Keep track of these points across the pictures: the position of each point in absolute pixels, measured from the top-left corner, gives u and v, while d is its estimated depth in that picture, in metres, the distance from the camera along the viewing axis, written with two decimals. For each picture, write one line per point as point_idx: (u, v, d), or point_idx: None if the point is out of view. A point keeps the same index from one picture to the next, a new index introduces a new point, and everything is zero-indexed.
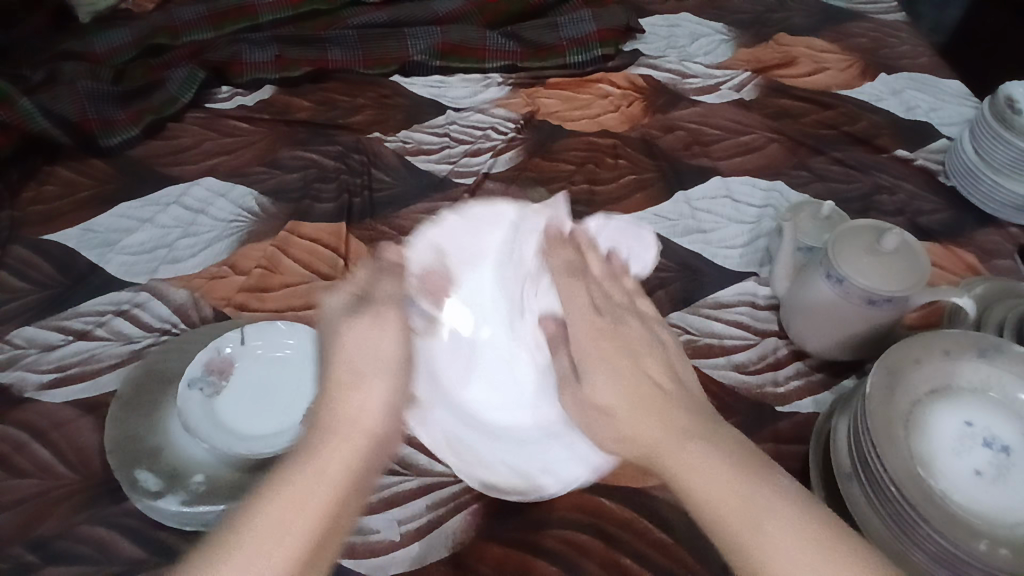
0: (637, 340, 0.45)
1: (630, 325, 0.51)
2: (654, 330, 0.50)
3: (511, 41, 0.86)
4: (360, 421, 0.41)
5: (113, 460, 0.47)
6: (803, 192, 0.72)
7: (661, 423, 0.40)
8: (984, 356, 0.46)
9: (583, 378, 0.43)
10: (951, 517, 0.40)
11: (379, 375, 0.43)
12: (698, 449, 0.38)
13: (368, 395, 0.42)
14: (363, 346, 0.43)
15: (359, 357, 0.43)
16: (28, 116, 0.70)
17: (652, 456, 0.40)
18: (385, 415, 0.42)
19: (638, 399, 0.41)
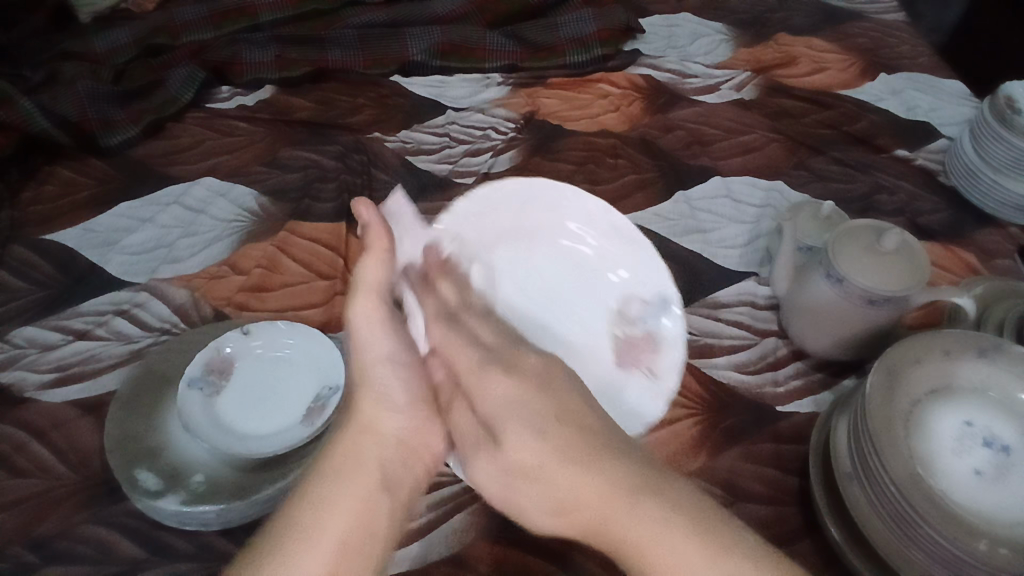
0: (560, 375, 0.51)
1: (639, 287, 0.55)
2: (657, 286, 0.55)
3: (511, 41, 0.85)
4: (373, 423, 0.50)
5: (113, 459, 0.47)
6: (803, 192, 0.72)
7: (603, 482, 0.43)
8: (985, 356, 0.46)
9: (499, 441, 0.48)
10: (952, 516, 0.39)
11: (383, 372, 0.52)
12: (644, 507, 0.41)
13: (379, 389, 0.52)
14: (360, 343, 0.52)
15: (366, 351, 0.52)
16: (28, 115, 0.70)
17: (590, 519, 0.43)
18: (390, 415, 0.51)
19: (563, 459, 0.46)
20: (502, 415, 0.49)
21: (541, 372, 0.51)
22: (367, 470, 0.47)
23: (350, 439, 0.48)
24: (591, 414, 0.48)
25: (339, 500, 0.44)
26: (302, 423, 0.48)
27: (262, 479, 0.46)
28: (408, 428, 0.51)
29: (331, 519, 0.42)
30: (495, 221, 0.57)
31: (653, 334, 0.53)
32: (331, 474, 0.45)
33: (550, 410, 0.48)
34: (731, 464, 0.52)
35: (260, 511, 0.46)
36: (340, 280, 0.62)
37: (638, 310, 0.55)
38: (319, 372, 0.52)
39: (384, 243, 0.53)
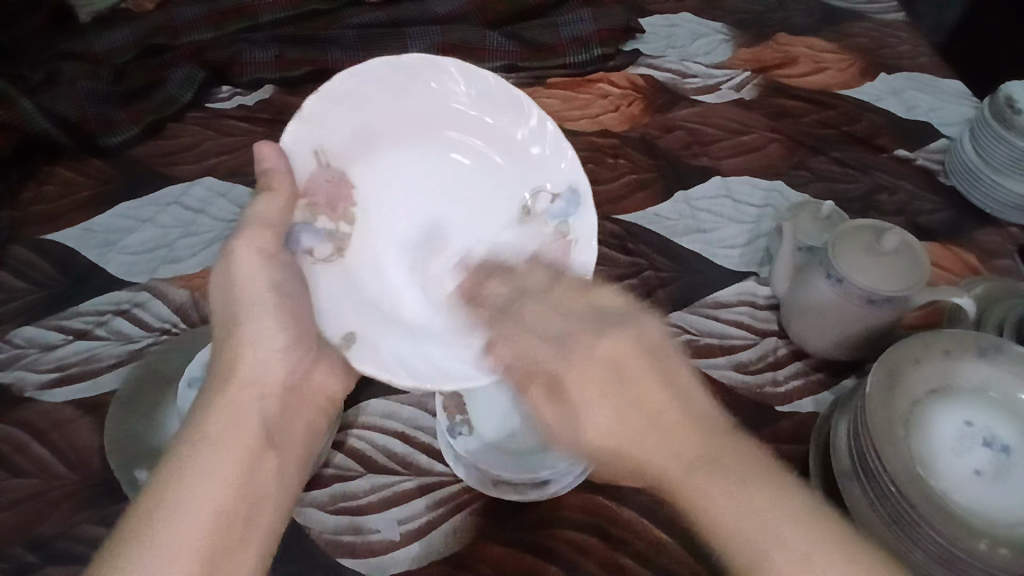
0: (626, 338, 0.41)
1: (546, 180, 0.50)
2: (569, 179, 0.50)
3: (511, 41, 0.85)
4: (252, 376, 0.44)
5: (112, 459, 0.49)
6: (802, 192, 0.72)
7: (670, 450, 0.36)
8: (985, 356, 0.46)
9: (557, 371, 0.41)
10: (952, 516, 0.39)
11: (262, 316, 0.45)
12: (712, 482, 0.34)
13: (258, 339, 0.45)
14: (239, 284, 0.45)
15: (249, 287, 0.45)
16: (28, 116, 0.70)
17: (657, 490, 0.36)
18: (267, 358, 0.45)
19: (638, 421, 0.38)
20: (580, 400, 0.40)
21: (570, 330, 0.42)
22: (245, 423, 0.41)
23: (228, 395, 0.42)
24: (670, 385, 0.39)
25: (210, 463, 0.37)
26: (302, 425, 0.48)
27: None
28: (293, 373, 0.46)
29: (203, 494, 0.36)
30: (367, 108, 0.46)
31: (562, 231, 0.50)
32: (201, 436, 0.38)
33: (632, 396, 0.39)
34: None
35: None
36: None
37: (546, 207, 0.50)
38: None
39: (285, 191, 0.44)
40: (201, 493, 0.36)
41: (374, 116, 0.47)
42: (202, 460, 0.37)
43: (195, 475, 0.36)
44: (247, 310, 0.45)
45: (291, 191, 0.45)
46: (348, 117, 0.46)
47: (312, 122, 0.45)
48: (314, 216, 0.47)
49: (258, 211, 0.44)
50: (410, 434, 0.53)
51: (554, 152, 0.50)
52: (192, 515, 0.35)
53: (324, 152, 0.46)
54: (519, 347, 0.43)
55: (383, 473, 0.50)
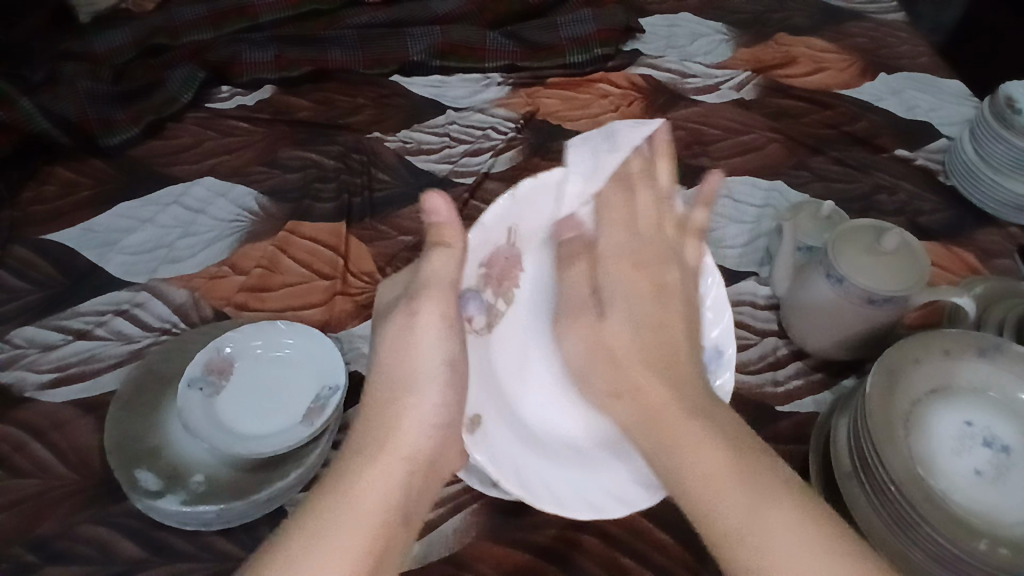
0: (675, 306, 0.50)
1: (702, 332, 0.51)
2: (719, 336, 0.50)
3: (511, 41, 0.85)
4: (408, 446, 0.44)
5: (112, 459, 0.47)
6: (803, 192, 0.72)
7: (703, 435, 0.41)
8: (985, 356, 0.46)
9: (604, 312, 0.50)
10: (951, 515, 0.39)
11: (429, 386, 0.47)
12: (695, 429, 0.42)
13: (418, 406, 0.46)
14: (407, 350, 0.48)
15: (425, 360, 0.47)
16: (28, 116, 0.70)
17: (652, 419, 0.44)
18: (422, 432, 0.45)
19: (646, 363, 0.47)
20: (617, 288, 0.51)
21: (667, 282, 0.51)
22: (408, 449, 0.44)
23: (398, 438, 0.44)
24: (672, 307, 0.50)
25: (376, 482, 0.41)
26: (302, 423, 0.48)
27: (261, 479, 0.47)
28: (441, 451, 0.45)
29: (365, 502, 0.40)
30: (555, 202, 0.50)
31: None
32: (369, 458, 0.42)
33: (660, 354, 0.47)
34: None
35: (260, 510, 0.46)
36: (340, 279, 0.62)
37: None
38: (318, 372, 0.51)
39: (457, 244, 0.46)
40: (362, 513, 0.39)
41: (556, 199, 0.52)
42: (359, 480, 0.40)
43: (350, 482, 0.40)
44: (406, 384, 0.47)
45: (463, 246, 0.46)
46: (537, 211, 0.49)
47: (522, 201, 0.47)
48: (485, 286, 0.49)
49: (436, 266, 0.46)
50: None
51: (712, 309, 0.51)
52: (353, 516, 0.38)
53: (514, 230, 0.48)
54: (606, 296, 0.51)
55: None
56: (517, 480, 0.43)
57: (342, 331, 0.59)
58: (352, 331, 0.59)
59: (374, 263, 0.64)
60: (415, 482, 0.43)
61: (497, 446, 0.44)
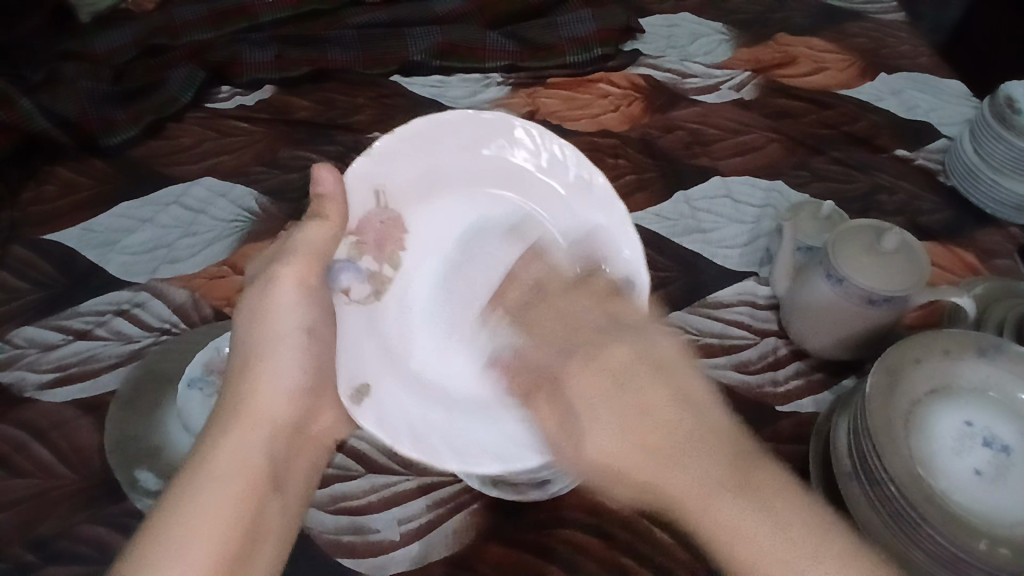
0: (647, 371, 0.50)
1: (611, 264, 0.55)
2: (631, 268, 0.54)
3: (511, 41, 0.85)
4: (264, 415, 0.46)
5: (112, 460, 0.50)
6: (802, 192, 0.72)
7: (687, 472, 0.43)
8: (985, 356, 0.46)
9: (565, 373, 0.51)
10: (952, 515, 0.39)
11: (283, 349, 0.50)
12: (694, 469, 0.43)
13: (271, 373, 0.49)
14: (269, 318, 0.51)
15: (279, 324, 0.50)
16: (28, 116, 0.70)
17: (658, 446, 0.45)
18: (277, 397, 0.48)
19: (646, 451, 0.45)
20: (592, 402, 0.50)
21: (620, 369, 0.50)
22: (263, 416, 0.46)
23: (251, 410, 0.46)
24: (689, 412, 0.47)
25: (238, 448, 0.43)
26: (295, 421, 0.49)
27: None
28: (298, 416, 0.48)
29: (229, 464, 0.41)
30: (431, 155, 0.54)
31: (612, 317, 0.53)
32: (224, 428, 0.44)
33: (688, 399, 0.48)
34: None
35: None
36: None
37: (593, 288, 0.54)
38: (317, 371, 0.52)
39: (335, 217, 0.50)
40: (225, 474, 0.40)
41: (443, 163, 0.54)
42: (219, 448, 0.42)
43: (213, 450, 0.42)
44: (261, 353, 0.50)
45: (340, 219, 0.50)
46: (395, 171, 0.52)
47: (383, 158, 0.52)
48: (359, 255, 0.53)
49: (308, 238, 0.50)
50: None
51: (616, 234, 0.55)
52: (217, 478, 0.40)
53: (380, 190, 0.52)
54: (558, 393, 0.50)
55: (383, 473, 0.50)
56: (412, 439, 0.47)
57: None
58: None
59: None
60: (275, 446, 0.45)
61: (384, 406, 0.49)
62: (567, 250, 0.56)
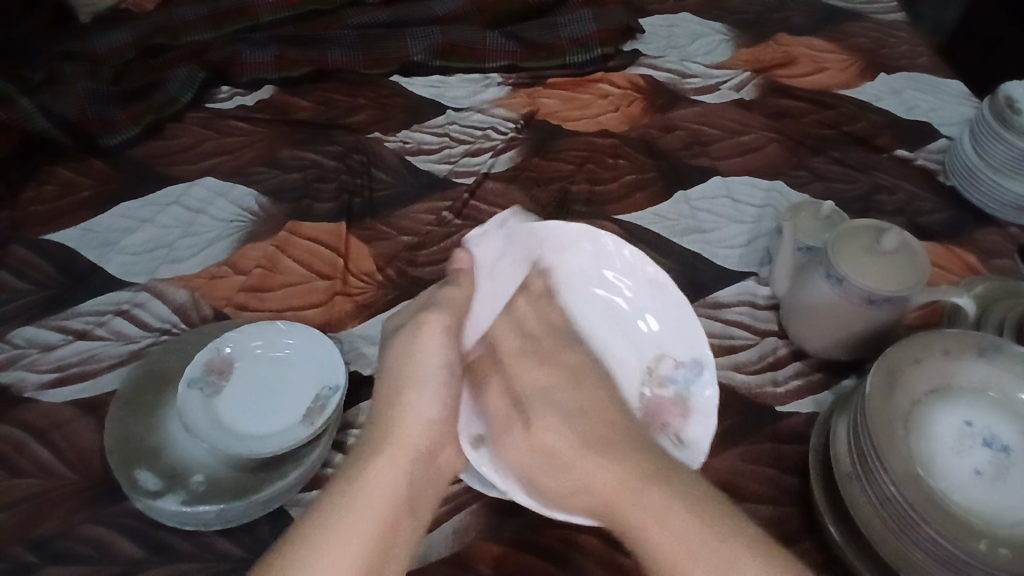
0: (592, 374, 0.56)
1: (672, 347, 0.52)
2: (692, 346, 0.51)
3: (511, 41, 0.85)
4: (408, 440, 0.48)
5: (112, 459, 0.47)
6: (803, 192, 0.72)
7: (616, 469, 0.47)
8: (984, 356, 0.46)
9: (529, 423, 0.53)
10: (951, 516, 0.39)
11: (427, 387, 0.50)
12: (655, 496, 0.44)
13: (417, 404, 0.50)
14: (414, 353, 0.51)
15: (425, 363, 0.51)
16: (27, 116, 0.70)
17: (607, 506, 0.45)
18: (424, 426, 0.49)
19: (587, 446, 0.51)
20: (533, 398, 0.55)
21: (576, 370, 0.56)
22: (408, 448, 0.47)
23: (381, 469, 0.45)
24: (614, 407, 0.53)
25: (363, 515, 0.41)
26: (301, 422, 0.48)
27: (260, 479, 0.47)
28: (436, 442, 0.48)
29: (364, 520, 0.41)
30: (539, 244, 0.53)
31: (681, 396, 0.51)
32: (373, 455, 0.46)
33: (606, 415, 0.53)
34: (730, 464, 0.52)
35: (260, 510, 0.47)
36: (340, 279, 0.62)
37: (668, 368, 0.53)
38: (319, 372, 0.52)
39: (467, 283, 0.53)
40: (353, 537, 0.40)
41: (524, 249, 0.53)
42: (344, 518, 0.41)
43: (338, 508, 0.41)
44: (411, 380, 0.50)
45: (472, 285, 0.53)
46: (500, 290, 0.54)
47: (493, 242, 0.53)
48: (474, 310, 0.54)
49: (444, 297, 0.52)
50: None
51: (675, 316, 0.53)
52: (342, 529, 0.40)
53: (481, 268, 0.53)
54: (513, 381, 0.56)
55: None
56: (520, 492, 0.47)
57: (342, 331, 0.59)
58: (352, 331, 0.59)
59: (374, 263, 0.64)
60: (420, 480, 0.46)
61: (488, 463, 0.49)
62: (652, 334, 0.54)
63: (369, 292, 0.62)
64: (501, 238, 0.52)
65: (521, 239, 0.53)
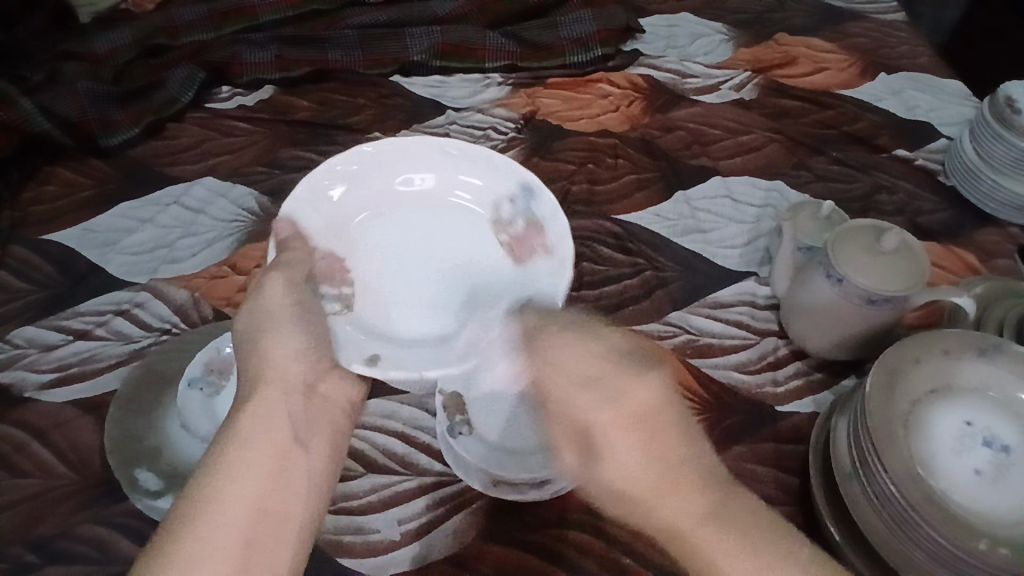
0: (666, 414, 0.45)
1: (501, 190, 0.55)
2: (515, 178, 0.54)
3: (511, 41, 0.85)
4: (283, 374, 0.47)
5: (112, 459, 0.49)
6: (803, 192, 0.72)
7: (681, 507, 0.41)
8: (984, 355, 0.46)
9: (602, 454, 0.44)
10: (952, 515, 0.40)
11: (286, 329, 0.49)
12: (678, 502, 0.41)
13: (278, 343, 0.48)
14: (263, 348, 0.48)
15: (280, 347, 0.48)
16: (28, 115, 0.70)
17: (671, 533, 0.41)
18: (291, 361, 0.48)
19: (660, 483, 0.42)
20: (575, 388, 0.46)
21: (619, 390, 0.45)
22: (275, 399, 0.46)
23: (243, 426, 0.43)
24: (699, 448, 0.44)
25: (245, 479, 0.40)
26: None
27: None
28: (311, 374, 0.48)
29: (237, 499, 0.39)
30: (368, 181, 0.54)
31: (532, 220, 0.54)
32: (252, 399, 0.45)
33: (662, 473, 0.43)
34: (731, 464, 0.52)
35: None
36: None
37: (508, 210, 0.54)
38: None
39: (304, 248, 0.51)
40: (229, 495, 0.39)
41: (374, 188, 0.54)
42: (210, 507, 0.38)
43: (214, 477, 0.40)
44: (263, 323, 0.49)
45: (307, 262, 0.51)
46: (337, 231, 0.53)
47: (301, 203, 0.52)
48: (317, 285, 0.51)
49: (286, 259, 0.50)
50: (410, 434, 0.53)
51: (474, 168, 0.55)
52: (231, 502, 0.39)
53: (292, 221, 0.52)
54: (572, 411, 0.46)
55: (383, 473, 0.50)
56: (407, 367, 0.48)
57: None
58: None
59: None
60: (290, 408, 0.46)
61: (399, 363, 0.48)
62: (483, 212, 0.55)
63: None
64: (309, 193, 0.52)
65: (313, 190, 0.52)
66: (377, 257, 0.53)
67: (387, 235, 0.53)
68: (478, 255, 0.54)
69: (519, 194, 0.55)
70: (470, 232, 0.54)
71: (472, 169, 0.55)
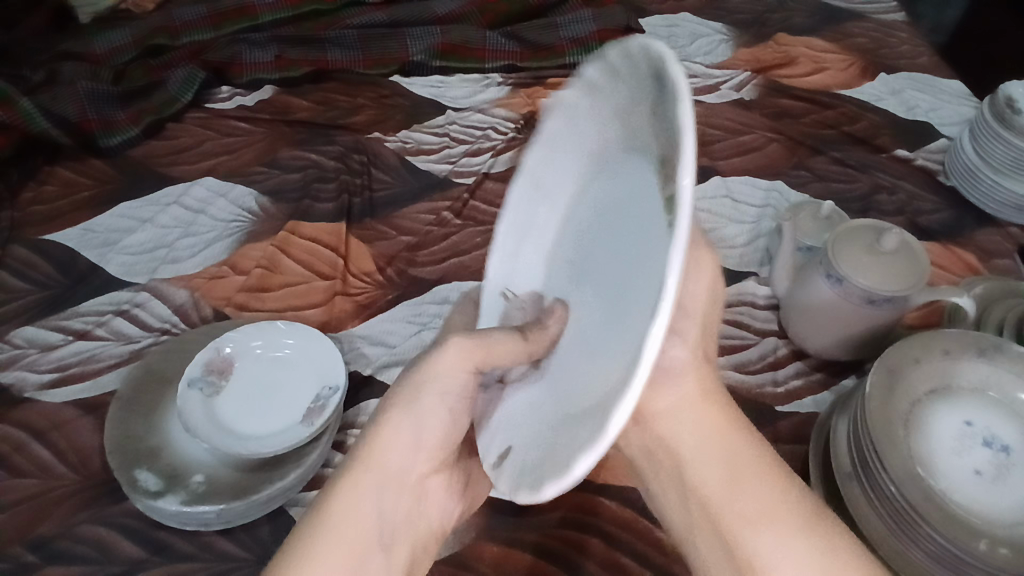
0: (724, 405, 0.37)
1: (616, 88, 0.32)
2: (620, 57, 0.31)
3: (511, 41, 0.85)
4: (386, 461, 0.36)
5: (112, 460, 0.48)
6: (803, 192, 0.72)
7: (716, 465, 0.35)
8: (985, 355, 0.46)
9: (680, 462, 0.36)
10: (951, 516, 0.40)
11: (419, 410, 0.37)
12: (757, 513, 0.33)
13: (400, 427, 0.36)
14: (384, 437, 0.36)
15: (402, 424, 0.37)
16: (28, 116, 0.70)
17: (752, 515, 0.33)
18: (405, 450, 0.36)
19: (742, 465, 0.34)
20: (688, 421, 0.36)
21: (707, 402, 0.37)
22: (389, 479, 0.36)
23: (341, 508, 0.33)
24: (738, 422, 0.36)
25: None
26: (302, 423, 0.48)
27: (261, 479, 0.47)
28: (415, 461, 0.37)
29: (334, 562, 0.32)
30: (538, 225, 0.43)
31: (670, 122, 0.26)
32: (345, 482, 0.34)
33: (711, 419, 0.36)
34: None
35: (260, 510, 0.47)
36: (340, 279, 0.62)
37: (641, 112, 0.30)
38: (319, 372, 0.52)
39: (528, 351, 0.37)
40: None
41: (540, 225, 0.43)
42: None
43: (333, 518, 0.33)
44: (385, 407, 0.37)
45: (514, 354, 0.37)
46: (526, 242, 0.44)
47: (511, 269, 0.45)
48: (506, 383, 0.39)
49: (448, 363, 0.38)
50: None
51: (591, 112, 0.36)
52: (340, 536, 0.33)
53: (507, 294, 0.44)
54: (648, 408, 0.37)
55: None
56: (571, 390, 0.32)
57: (342, 331, 0.59)
58: (352, 331, 0.59)
59: (374, 263, 0.64)
60: (395, 505, 0.36)
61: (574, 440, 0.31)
62: (626, 129, 0.32)
63: (369, 292, 0.62)
64: (511, 259, 0.45)
65: (516, 263, 0.44)
66: (558, 270, 0.41)
67: (568, 244, 0.40)
68: (612, 206, 0.35)
69: (644, 78, 0.29)
70: (630, 173, 0.33)
71: (592, 104, 0.35)
